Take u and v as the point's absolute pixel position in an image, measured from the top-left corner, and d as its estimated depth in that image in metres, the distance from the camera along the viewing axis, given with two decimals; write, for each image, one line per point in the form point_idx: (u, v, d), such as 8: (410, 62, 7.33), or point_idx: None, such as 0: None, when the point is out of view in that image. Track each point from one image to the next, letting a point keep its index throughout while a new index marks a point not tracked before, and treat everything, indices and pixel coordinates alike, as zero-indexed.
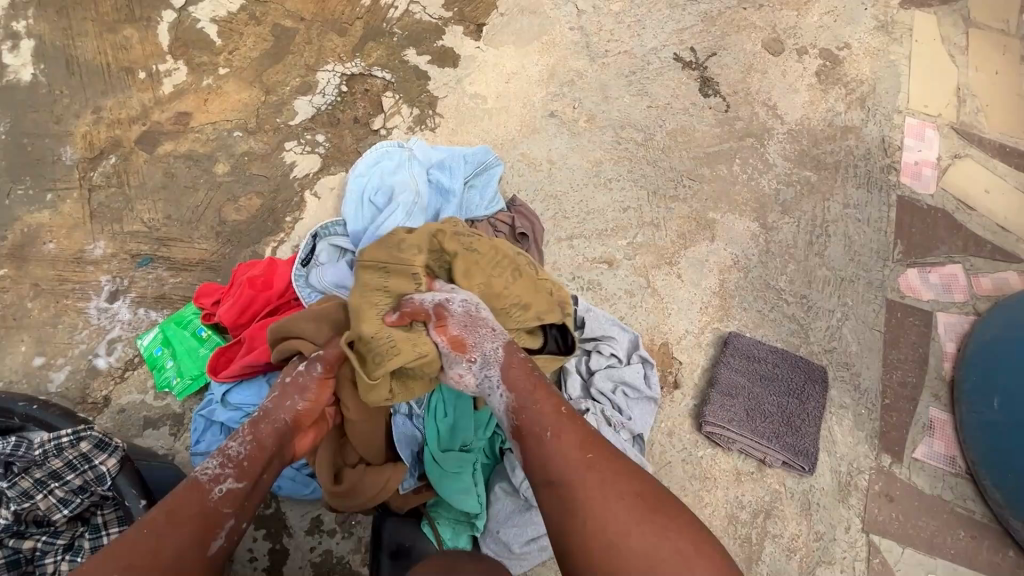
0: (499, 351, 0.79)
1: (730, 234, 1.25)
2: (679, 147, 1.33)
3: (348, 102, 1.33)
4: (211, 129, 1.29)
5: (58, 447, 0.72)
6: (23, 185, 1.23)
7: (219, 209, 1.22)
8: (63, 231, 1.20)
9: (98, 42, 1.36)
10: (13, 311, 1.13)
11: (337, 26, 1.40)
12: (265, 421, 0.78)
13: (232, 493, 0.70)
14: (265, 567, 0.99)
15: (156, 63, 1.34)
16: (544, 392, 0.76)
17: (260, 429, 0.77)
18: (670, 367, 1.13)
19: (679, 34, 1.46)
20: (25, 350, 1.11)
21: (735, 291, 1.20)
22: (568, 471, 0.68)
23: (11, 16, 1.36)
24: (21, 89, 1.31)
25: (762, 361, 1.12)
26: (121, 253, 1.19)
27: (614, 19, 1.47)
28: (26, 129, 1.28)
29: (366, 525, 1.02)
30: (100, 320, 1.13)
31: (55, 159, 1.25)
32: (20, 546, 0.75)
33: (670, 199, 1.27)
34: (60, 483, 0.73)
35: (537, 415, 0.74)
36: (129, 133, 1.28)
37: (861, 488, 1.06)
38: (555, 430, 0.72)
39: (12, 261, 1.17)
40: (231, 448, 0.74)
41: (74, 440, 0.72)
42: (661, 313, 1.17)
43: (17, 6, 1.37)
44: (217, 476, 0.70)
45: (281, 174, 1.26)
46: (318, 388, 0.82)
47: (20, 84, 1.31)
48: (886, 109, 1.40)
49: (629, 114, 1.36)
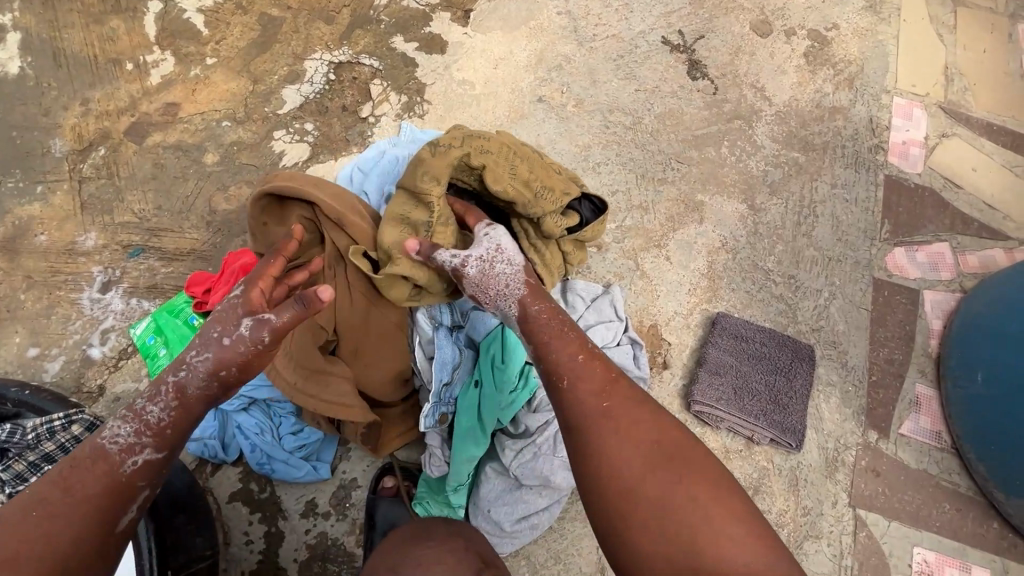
0: (511, 306, 0.84)
1: (718, 215, 1.26)
2: (667, 130, 1.33)
3: (337, 90, 1.33)
4: (200, 119, 1.29)
5: (51, 431, 0.75)
6: (13, 178, 1.23)
7: (209, 199, 1.23)
8: (54, 223, 1.20)
9: (85, 34, 1.35)
10: (7, 303, 1.14)
11: (324, 14, 1.40)
12: (189, 384, 0.71)
13: (146, 466, 0.68)
14: (261, 549, 1.01)
15: (143, 54, 1.34)
16: (564, 341, 0.79)
17: (186, 394, 0.71)
18: (659, 348, 1.14)
19: (667, 17, 1.45)
20: (20, 341, 1.12)
21: (723, 272, 1.21)
22: (586, 418, 0.73)
23: None
24: (9, 82, 1.31)
25: (750, 341, 1.13)
26: (113, 244, 1.19)
27: (602, 3, 1.46)
28: (15, 122, 1.28)
29: (360, 507, 1.04)
30: (93, 310, 1.14)
31: (45, 152, 1.26)
32: None
33: (659, 182, 1.28)
34: (54, 466, 0.74)
35: (557, 363, 0.78)
36: (118, 124, 1.28)
37: (848, 464, 1.08)
38: (573, 379, 0.76)
39: (5, 253, 1.17)
40: (149, 414, 0.69)
41: (65, 424, 0.75)
42: (650, 295, 1.18)
43: None
44: (130, 447, 0.68)
45: (270, 163, 1.26)
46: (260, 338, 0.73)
47: (8, 77, 1.31)
48: (875, 89, 1.40)
49: (617, 98, 1.36)
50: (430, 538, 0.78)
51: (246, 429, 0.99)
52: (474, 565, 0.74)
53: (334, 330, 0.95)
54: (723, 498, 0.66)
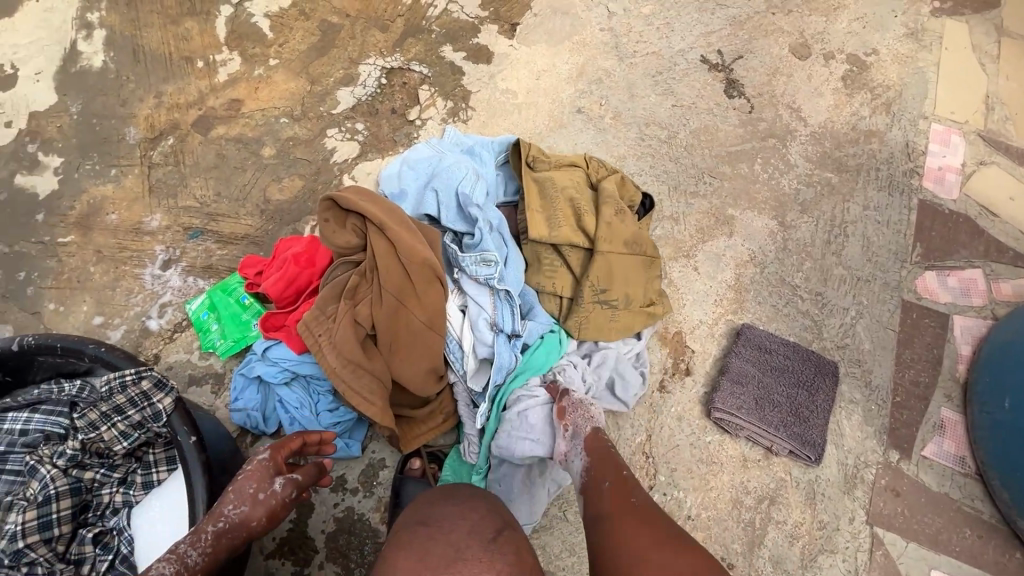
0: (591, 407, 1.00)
1: (748, 230, 1.28)
2: (701, 145, 1.37)
3: (387, 94, 1.42)
4: (260, 115, 1.39)
5: (123, 384, 0.81)
6: (91, 161, 1.34)
7: (264, 189, 1.31)
8: (124, 204, 1.31)
9: (163, 33, 1.47)
10: (78, 274, 1.25)
11: (380, 23, 1.49)
12: (230, 531, 0.74)
13: None
14: (292, 519, 1.07)
15: (213, 54, 1.45)
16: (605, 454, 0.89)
17: (223, 539, 0.73)
18: (683, 355, 1.17)
19: (707, 37, 1.50)
20: (87, 309, 1.22)
21: (750, 285, 1.23)
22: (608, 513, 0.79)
23: (87, 8, 1.49)
24: (93, 74, 1.43)
25: (774, 353, 1.15)
26: (175, 226, 1.29)
27: (644, 21, 1.52)
28: (96, 111, 1.40)
29: (386, 486, 1.09)
30: (154, 285, 1.24)
31: (120, 139, 1.37)
32: (82, 475, 0.88)
33: (690, 194, 1.31)
34: (122, 417, 0.84)
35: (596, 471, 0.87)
36: (186, 117, 1.39)
37: (867, 481, 1.08)
38: (609, 479, 0.84)
39: (79, 229, 1.28)
40: (189, 556, 0.69)
41: (136, 378, 0.81)
42: (676, 302, 1.21)
43: None
44: None
45: (322, 159, 1.34)
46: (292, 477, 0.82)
47: (92, 69, 1.44)
48: (912, 115, 1.41)
49: (654, 112, 1.40)
50: (454, 496, 0.84)
51: (287, 403, 1.06)
52: (495, 522, 0.79)
53: (371, 324, 1.02)
54: None
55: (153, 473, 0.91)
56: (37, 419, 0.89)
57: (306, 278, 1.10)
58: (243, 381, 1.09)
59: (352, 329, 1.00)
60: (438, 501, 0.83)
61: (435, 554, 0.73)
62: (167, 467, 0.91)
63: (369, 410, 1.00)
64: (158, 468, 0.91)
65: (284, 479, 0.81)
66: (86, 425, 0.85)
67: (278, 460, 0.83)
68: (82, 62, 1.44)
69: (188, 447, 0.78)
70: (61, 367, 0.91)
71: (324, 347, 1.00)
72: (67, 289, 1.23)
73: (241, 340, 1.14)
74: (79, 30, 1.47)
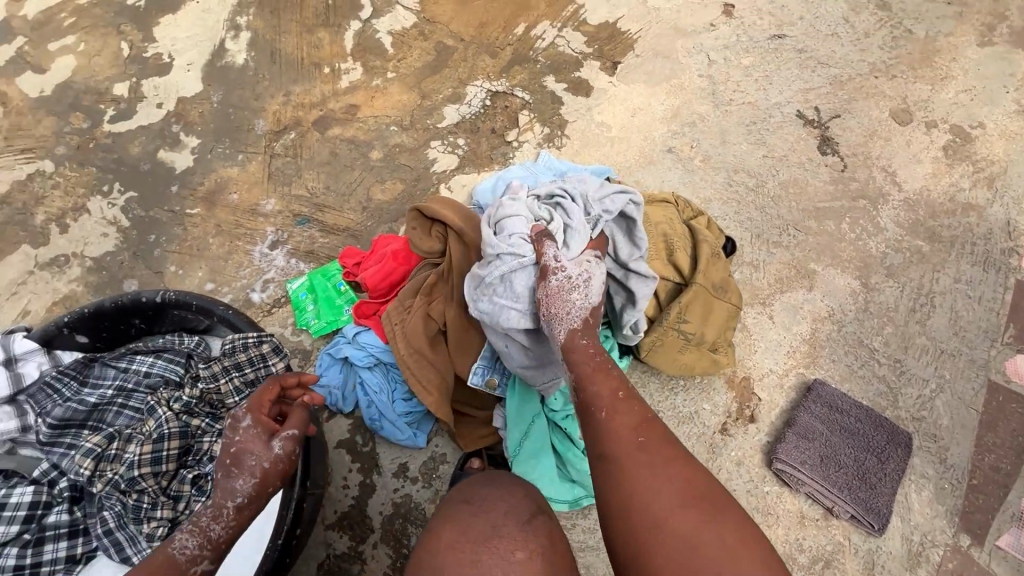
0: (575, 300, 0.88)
1: (829, 286, 1.28)
2: (789, 197, 1.38)
3: (490, 115, 1.51)
4: (373, 121, 1.51)
5: (244, 344, 0.93)
6: (222, 144, 1.50)
7: (368, 188, 1.42)
8: (245, 186, 1.44)
9: (298, 40, 1.64)
10: (198, 243, 1.38)
11: (491, 50, 1.61)
12: (241, 503, 0.76)
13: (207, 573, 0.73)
14: (354, 496, 1.13)
15: (339, 62, 1.60)
16: (603, 375, 0.83)
17: (241, 513, 0.76)
18: (749, 401, 1.17)
19: (805, 93, 1.52)
20: (201, 276, 1.35)
21: (825, 341, 1.23)
22: (615, 449, 0.76)
23: (238, 12, 1.68)
24: (234, 69, 1.61)
25: (845, 414, 1.13)
26: (286, 211, 1.41)
27: (742, 72, 1.56)
28: (232, 101, 1.56)
29: (444, 480, 1.14)
30: (261, 262, 1.35)
31: (250, 128, 1.52)
32: (190, 421, 0.97)
33: (773, 244, 1.33)
34: (238, 374, 0.95)
35: (597, 394, 0.81)
36: (309, 115, 1.53)
37: (933, 562, 1.04)
38: (610, 411, 0.80)
39: (204, 203, 1.43)
40: (212, 531, 0.74)
41: (258, 341, 0.93)
42: (748, 348, 1.22)
43: (243, 5, 1.70)
44: (194, 557, 0.72)
45: (423, 167, 1.44)
46: (291, 442, 0.81)
47: (234, 65, 1.62)
48: (1016, 193, 1.38)
49: (744, 160, 1.43)
50: (491, 481, 0.93)
51: (367, 386, 1.13)
52: (530, 506, 0.89)
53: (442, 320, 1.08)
54: (750, 547, 0.67)
55: None
56: (161, 364, 1.01)
57: (400, 274, 1.19)
58: (329, 359, 1.18)
59: (424, 322, 1.08)
60: (479, 484, 0.93)
61: (474, 531, 0.84)
62: None
63: (426, 398, 1.07)
64: None
65: (281, 439, 0.80)
66: (209, 374, 0.97)
67: (264, 425, 0.81)
68: (227, 58, 1.62)
69: (292, 407, 0.90)
70: (188, 322, 1.03)
71: (397, 334, 1.09)
72: (187, 255, 1.37)
73: (332, 323, 1.24)
74: (228, 31, 1.66)
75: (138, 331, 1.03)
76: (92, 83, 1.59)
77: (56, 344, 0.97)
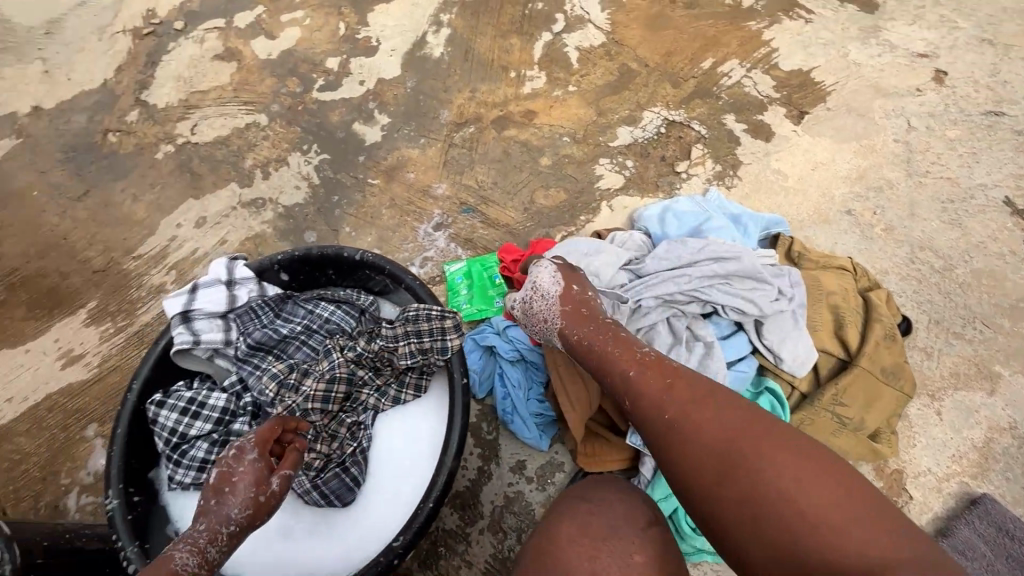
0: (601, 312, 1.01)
1: (1014, 395, 1.15)
2: (980, 288, 1.26)
3: (662, 142, 1.52)
4: (548, 129, 1.58)
5: (428, 315, 0.98)
6: (408, 127, 1.63)
7: (533, 191, 1.48)
8: (422, 167, 1.56)
9: (491, 43, 1.75)
10: (373, 210, 1.51)
11: (674, 79, 1.62)
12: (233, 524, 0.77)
13: None
14: (471, 479, 1.17)
15: (525, 69, 1.69)
16: (629, 358, 0.87)
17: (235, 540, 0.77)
18: (898, 497, 1.08)
19: (1017, 179, 1.39)
20: (370, 241, 1.47)
21: (1000, 455, 1.10)
22: (655, 421, 0.78)
23: (442, 9, 1.83)
24: (430, 61, 1.75)
25: (1016, 541, 1.03)
26: (455, 198, 1.50)
27: (945, 144, 1.45)
28: (424, 90, 1.69)
29: (558, 488, 1.16)
30: (424, 240, 1.45)
31: (435, 116, 1.64)
32: (358, 372, 1.05)
33: (954, 335, 1.21)
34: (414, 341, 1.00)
35: (627, 378, 0.84)
36: (489, 113, 1.62)
37: None
38: (635, 390, 0.82)
39: (385, 176, 1.56)
40: (208, 550, 0.74)
41: (442, 316, 0.97)
42: (906, 440, 1.12)
43: (448, 3, 1.84)
44: (193, 574, 0.72)
45: (589, 180, 1.48)
46: (283, 478, 0.85)
47: (431, 57, 1.75)
48: None
49: (933, 238, 1.33)
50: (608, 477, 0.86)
51: (507, 378, 1.18)
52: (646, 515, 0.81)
53: None
54: (802, 453, 0.67)
55: (403, 392, 1.06)
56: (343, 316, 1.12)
57: None
58: (472, 343, 1.24)
59: None
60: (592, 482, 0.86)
61: (592, 526, 0.78)
62: (415, 393, 1.06)
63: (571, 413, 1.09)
64: (408, 390, 1.06)
65: (279, 476, 0.85)
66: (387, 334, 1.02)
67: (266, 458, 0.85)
68: (426, 49, 1.77)
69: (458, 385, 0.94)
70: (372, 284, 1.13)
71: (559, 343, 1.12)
72: (362, 219, 1.51)
73: (482, 311, 1.31)
74: (431, 25, 1.81)
75: (327, 281, 1.15)
76: (310, 55, 1.80)
77: (263, 278, 1.10)
